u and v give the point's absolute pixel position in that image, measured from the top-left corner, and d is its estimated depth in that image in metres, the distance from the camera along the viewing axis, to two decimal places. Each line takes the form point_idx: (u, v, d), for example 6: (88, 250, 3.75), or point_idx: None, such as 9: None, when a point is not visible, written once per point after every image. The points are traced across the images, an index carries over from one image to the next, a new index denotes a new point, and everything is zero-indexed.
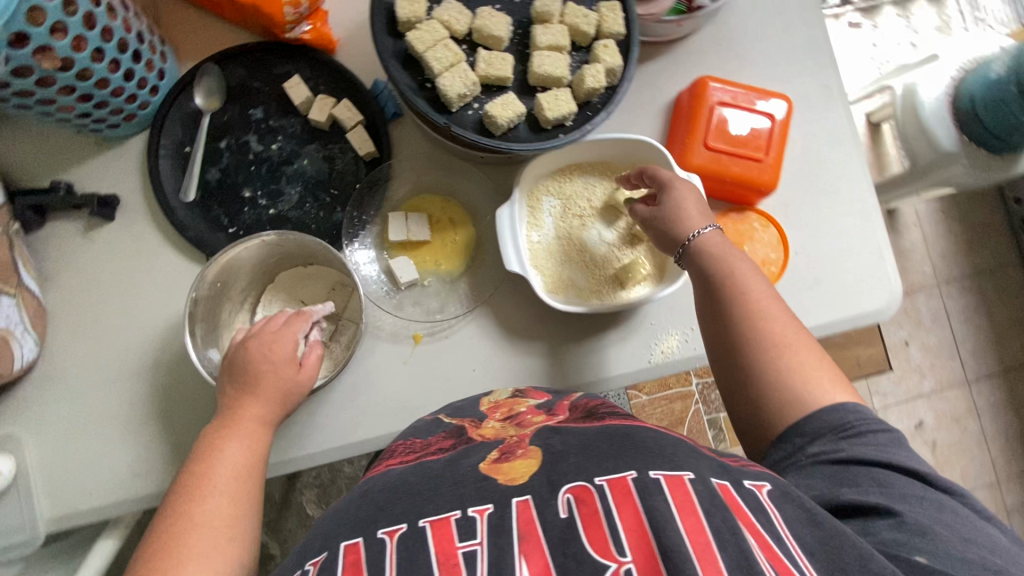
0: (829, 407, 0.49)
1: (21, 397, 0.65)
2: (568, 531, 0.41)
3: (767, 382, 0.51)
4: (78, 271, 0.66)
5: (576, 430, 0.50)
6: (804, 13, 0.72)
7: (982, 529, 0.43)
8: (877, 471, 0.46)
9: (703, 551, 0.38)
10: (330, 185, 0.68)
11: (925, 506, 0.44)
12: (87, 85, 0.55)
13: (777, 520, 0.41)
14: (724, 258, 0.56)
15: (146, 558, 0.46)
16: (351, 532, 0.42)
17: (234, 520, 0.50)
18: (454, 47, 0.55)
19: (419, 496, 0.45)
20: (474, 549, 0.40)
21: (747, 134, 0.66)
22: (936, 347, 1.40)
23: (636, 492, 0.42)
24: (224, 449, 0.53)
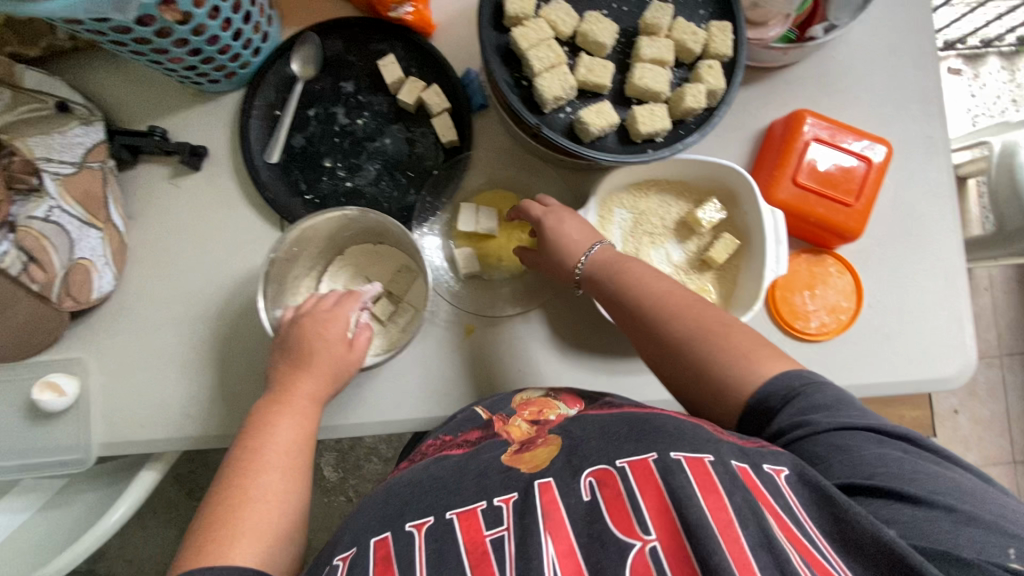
0: (782, 381, 0.49)
1: (93, 325, 0.68)
2: (592, 514, 0.44)
3: (702, 365, 0.52)
4: (162, 214, 0.69)
5: (591, 419, 0.53)
6: (918, 56, 0.69)
7: (942, 473, 0.43)
8: (835, 436, 0.45)
9: (726, 529, 0.40)
10: (408, 167, 0.69)
11: (888, 464, 0.43)
12: (200, 40, 0.57)
13: (794, 505, 0.42)
14: (617, 264, 0.58)
15: (207, 529, 0.48)
16: (380, 529, 0.46)
17: (285, 494, 0.51)
18: (558, 48, 0.54)
19: (445, 488, 0.49)
20: (501, 535, 0.44)
21: (838, 176, 0.64)
22: (986, 421, 1.33)
23: (657, 471, 0.44)
24: (275, 426, 0.54)
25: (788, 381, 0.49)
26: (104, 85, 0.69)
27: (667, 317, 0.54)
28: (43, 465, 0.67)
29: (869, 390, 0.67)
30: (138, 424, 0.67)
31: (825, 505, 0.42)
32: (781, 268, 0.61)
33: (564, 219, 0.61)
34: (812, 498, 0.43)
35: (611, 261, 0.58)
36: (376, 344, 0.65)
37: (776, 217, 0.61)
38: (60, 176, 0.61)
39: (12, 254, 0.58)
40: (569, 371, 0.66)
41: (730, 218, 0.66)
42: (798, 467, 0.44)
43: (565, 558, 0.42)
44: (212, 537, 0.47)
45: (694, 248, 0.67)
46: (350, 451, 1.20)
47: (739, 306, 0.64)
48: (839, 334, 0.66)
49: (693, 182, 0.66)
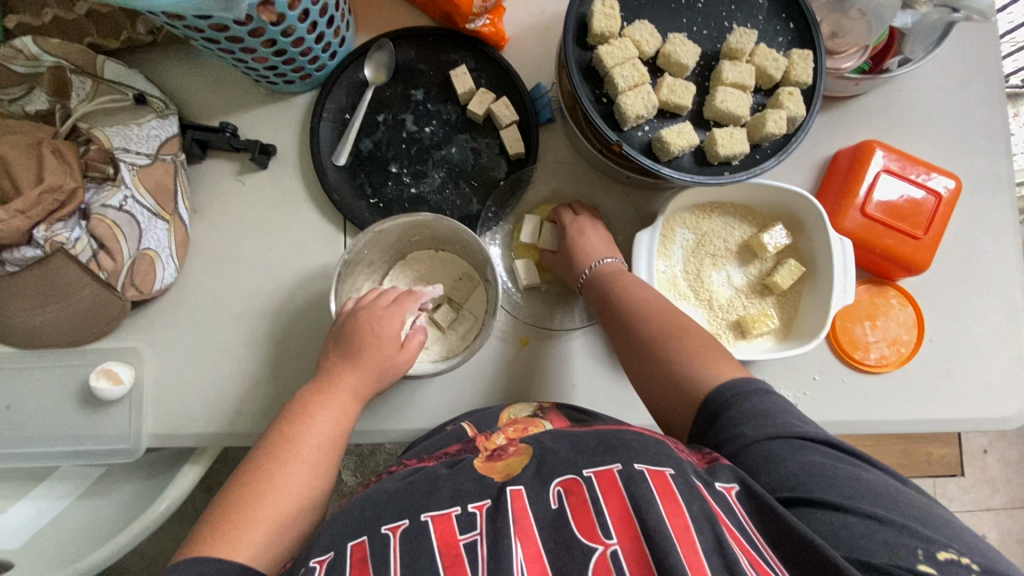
0: (730, 379, 0.48)
1: (150, 315, 0.69)
2: (559, 520, 0.42)
3: (664, 365, 0.52)
4: (225, 208, 0.70)
5: (567, 431, 0.49)
6: (987, 93, 0.69)
7: (859, 477, 0.42)
8: (765, 447, 0.44)
9: (682, 535, 0.38)
10: (473, 176, 0.69)
11: (812, 472, 0.42)
12: (287, 41, 0.58)
13: (744, 521, 0.41)
14: (615, 275, 0.59)
15: (223, 510, 0.47)
16: (357, 531, 0.42)
17: (310, 489, 0.50)
18: (642, 67, 0.54)
19: (419, 491, 0.45)
20: (474, 540, 0.41)
21: (907, 208, 0.64)
22: (1017, 463, 1.26)
23: (621, 481, 0.42)
24: (313, 417, 0.53)
25: (725, 388, 0.48)
26: (178, 80, 0.71)
27: (635, 316, 0.55)
28: (94, 452, 0.67)
29: (925, 425, 0.66)
30: (187, 417, 0.67)
31: (770, 518, 0.40)
32: (848, 297, 0.61)
33: (586, 233, 0.64)
34: (757, 512, 0.41)
35: (619, 274, 0.60)
36: (435, 351, 0.65)
37: (845, 247, 0.61)
38: (136, 167, 0.62)
39: (83, 241, 0.59)
40: (624, 388, 0.66)
41: (793, 244, 0.66)
42: (746, 482, 0.42)
43: (532, 562, 0.40)
44: (228, 520, 0.46)
45: (756, 272, 0.67)
46: (369, 457, 1.12)
47: (802, 333, 0.64)
48: (898, 367, 0.66)
49: (757, 207, 0.67)
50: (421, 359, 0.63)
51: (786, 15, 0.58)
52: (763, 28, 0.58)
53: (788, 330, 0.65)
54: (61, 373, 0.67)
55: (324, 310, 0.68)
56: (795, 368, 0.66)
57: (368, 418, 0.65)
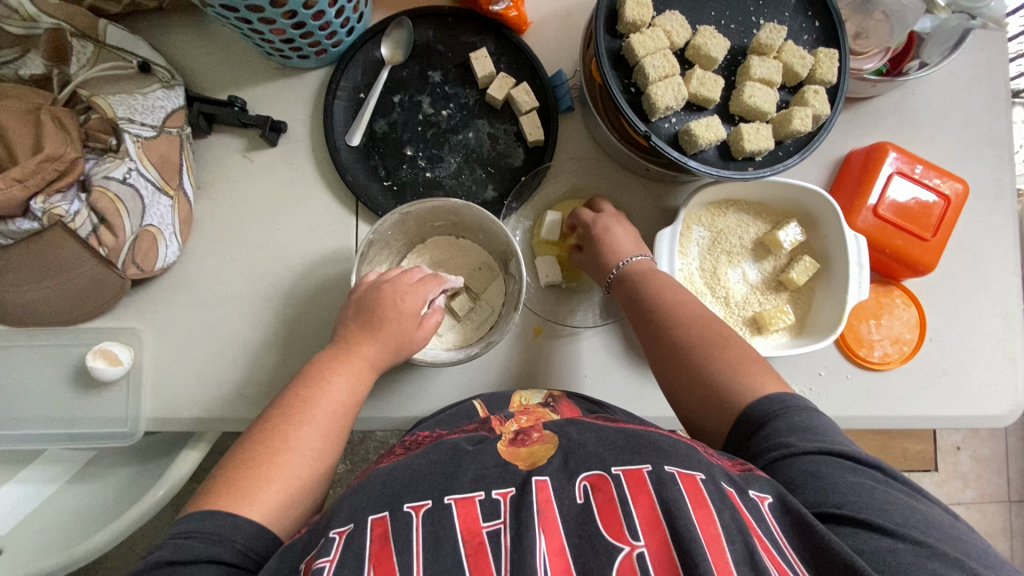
0: (769, 395, 0.49)
1: (149, 293, 0.66)
2: (584, 516, 0.42)
3: (702, 373, 0.52)
4: (231, 185, 0.67)
5: (592, 425, 0.50)
6: (995, 99, 0.70)
7: (911, 505, 0.42)
8: (810, 462, 0.44)
9: (713, 544, 0.39)
10: (489, 162, 0.68)
11: (861, 493, 0.42)
12: (307, 14, 0.56)
13: (775, 531, 0.41)
14: (647, 275, 0.59)
15: (231, 472, 0.44)
16: (378, 507, 0.42)
17: (323, 455, 0.47)
18: (672, 59, 0.54)
19: (444, 472, 0.45)
20: (498, 529, 0.41)
21: (917, 210, 0.66)
22: (986, 459, 1.31)
23: (651, 483, 0.42)
24: (330, 383, 0.49)
25: (770, 400, 0.49)
26: (185, 50, 0.68)
27: (681, 325, 0.55)
28: (90, 435, 0.64)
29: (920, 422, 0.68)
30: (188, 401, 0.64)
31: (803, 532, 0.40)
32: (864, 292, 0.62)
33: (613, 229, 0.62)
34: (790, 525, 0.41)
35: (647, 273, 0.59)
36: (449, 338, 0.64)
37: (859, 243, 0.62)
38: (141, 138, 0.59)
39: (83, 214, 0.56)
40: (636, 380, 0.66)
41: (807, 241, 0.67)
42: (781, 496, 0.42)
43: (555, 556, 0.40)
44: (243, 476, 0.44)
45: (770, 269, 0.67)
46: (359, 444, 1.06)
47: (815, 328, 0.65)
48: (901, 365, 0.67)
49: (773, 204, 0.67)
50: (435, 346, 0.62)
51: (812, 13, 0.58)
52: (790, 25, 0.58)
53: (801, 325, 0.67)
54: (55, 352, 0.64)
55: (333, 294, 0.66)
56: (802, 364, 0.67)
57: (379, 405, 0.63)
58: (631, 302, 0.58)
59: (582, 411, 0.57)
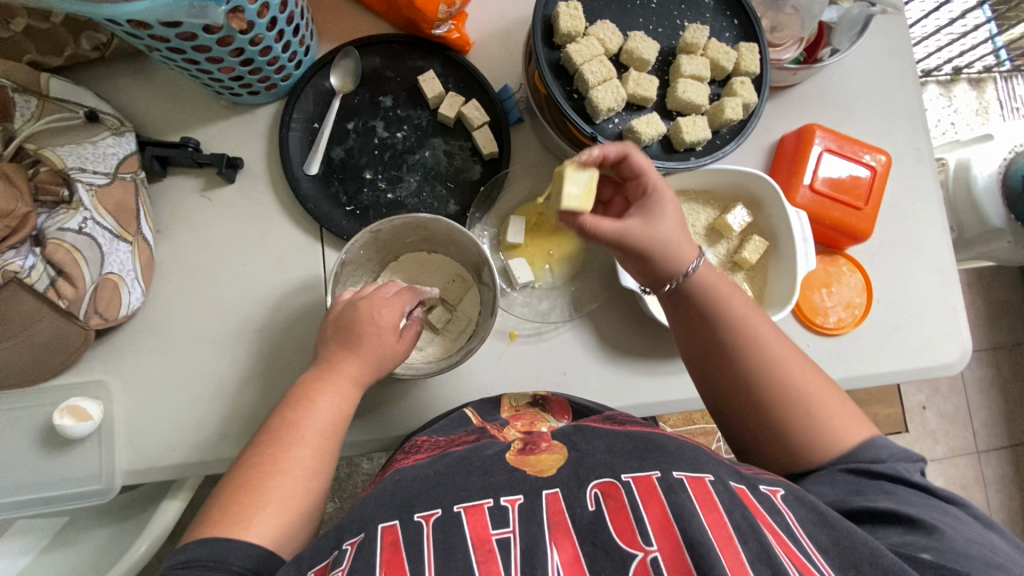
0: (864, 446, 0.50)
1: (115, 342, 0.65)
2: (597, 524, 0.42)
3: (792, 429, 0.51)
4: (192, 226, 0.67)
5: (599, 433, 0.51)
6: (903, 77, 0.77)
7: (983, 534, 0.44)
8: (887, 482, 0.47)
9: (727, 546, 0.39)
10: (448, 177, 0.70)
11: (931, 510, 0.45)
12: (255, 50, 0.58)
13: (791, 522, 0.42)
14: (723, 296, 0.54)
15: (223, 501, 0.43)
16: (387, 515, 0.42)
17: (314, 474, 0.47)
18: (608, 63, 0.58)
19: (453, 484, 0.45)
20: (507, 537, 0.41)
21: (849, 183, 0.71)
22: (951, 415, 1.38)
23: (661, 489, 0.43)
24: (316, 402, 0.49)
25: (865, 449, 0.50)
26: (133, 99, 0.68)
27: (773, 377, 0.51)
28: (65, 497, 0.62)
29: (881, 378, 0.72)
30: (166, 447, 0.63)
31: (823, 527, 0.42)
32: (811, 262, 0.66)
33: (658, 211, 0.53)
34: (808, 519, 0.42)
35: (719, 289, 0.54)
36: (430, 352, 0.65)
37: (801, 218, 0.67)
38: (94, 187, 0.59)
39: (38, 269, 0.55)
40: (614, 372, 0.68)
41: (755, 221, 0.71)
42: (794, 492, 0.44)
43: (569, 566, 0.40)
44: (237, 500, 0.43)
45: (725, 251, 0.71)
46: (347, 478, 1.04)
47: (773, 303, 0.69)
48: (855, 327, 0.71)
49: (719, 191, 0.71)
50: (415, 360, 0.63)
51: (730, 13, 0.63)
52: (711, 25, 0.63)
53: (761, 301, 0.70)
54: (19, 416, 0.62)
55: (308, 323, 0.66)
56: None
57: (365, 427, 0.64)
58: (703, 325, 0.54)
59: (570, 413, 0.60)
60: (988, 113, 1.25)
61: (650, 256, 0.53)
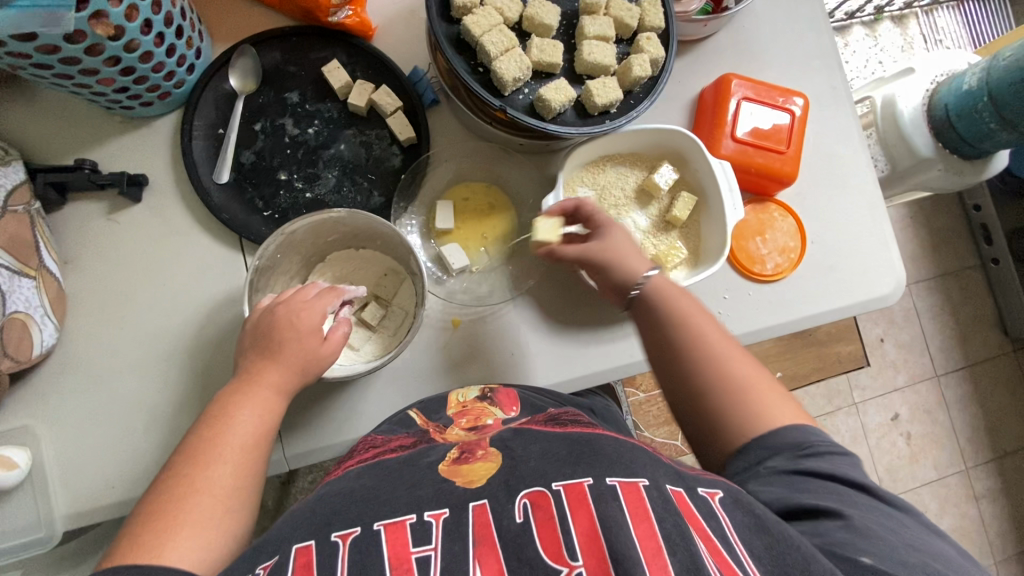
0: (787, 428, 0.50)
1: (34, 384, 0.61)
2: (523, 536, 0.41)
3: (717, 409, 0.52)
4: (102, 252, 0.64)
5: (538, 436, 0.51)
6: (814, 18, 0.77)
7: (931, 543, 0.43)
8: (835, 484, 0.46)
9: (654, 558, 0.40)
10: (368, 169, 0.68)
11: (875, 516, 0.44)
12: (133, 57, 0.54)
13: (726, 527, 0.43)
14: (671, 294, 0.57)
15: (134, 529, 0.41)
16: (302, 535, 0.41)
17: (236, 491, 0.45)
18: (509, 32, 0.56)
19: (375, 496, 0.44)
20: (428, 555, 0.40)
21: (770, 129, 0.71)
22: (909, 344, 1.43)
23: (591, 497, 0.43)
24: (234, 417, 0.47)
25: (798, 438, 0.49)
26: (17, 123, 0.64)
27: (699, 358, 0.54)
28: (4, 550, 0.59)
29: (822, 318, 0.73)
30: (104, 486, 0.60)
31: (757, 531, 0.42)
32: (739, 212, 0.66)
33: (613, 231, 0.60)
34: (744, 522, 0.43)
35: (668, 292, 0.57)
36: (368, 350, 0.63)
37: (725, 168, 0.67)
38: None
39: None
40: (561, 346, 0.67)
41: (683, 178, 0.71)
42: (732, 493, 0.45)
43: None
44: (148, 527, 0.41)
45: (657, 211, 0.71)
46: None
47: (708, 257, 0.69)
48: (792, 271, 0.72)
49: (644, 151, 0.71)
50: (353, 361, 0.61)
51: None
52: None
53: (697, 257, 0.70)
54: None
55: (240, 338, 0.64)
56: (708, 291, 0.70)
57: (313, 435, 0.62)
58: (655, 321, 0.57)
59: (519, 397, 0.60)
60: (913, 48, 1.27)
61: (605, 269, 0.59)
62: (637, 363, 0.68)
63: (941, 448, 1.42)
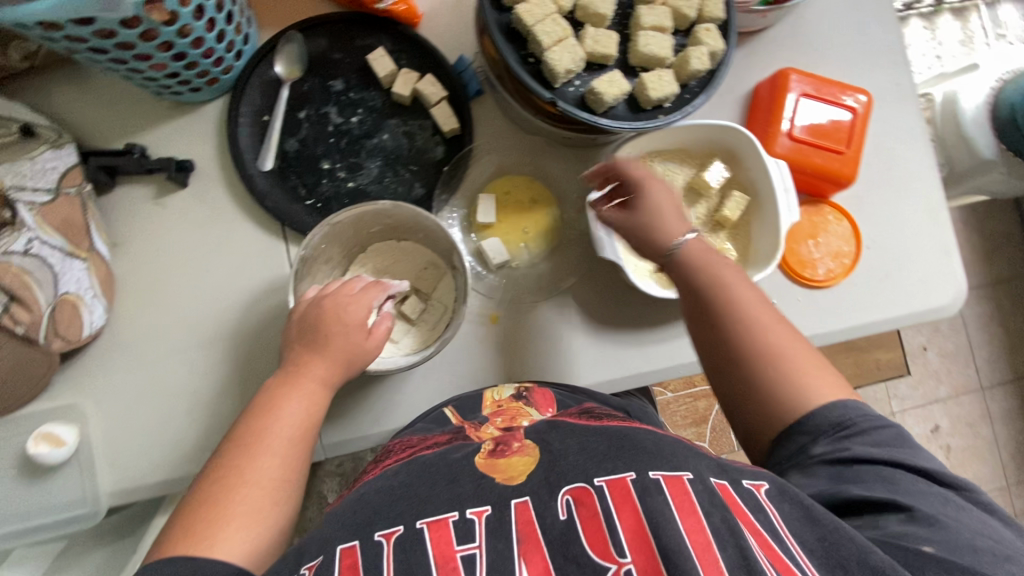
0: (828, 406, 0.49)
1: (83, 364, 0.62)
2: (568, 534, 0.41)
3: (757, 383, 0.51)
4: (150, 236, 0.64)
5: (576, 429, 0.50)
6: (880, 10, 0.73)
7: (981, 521, 0.44)
8: (883, 469, 0.47)
9: (704, 553, 0.39)
10: (410, 160, 0.67)
11: (930, 501, 0.44)
12: (185, 43, 0.54)
13: (774, 519, 0.42)
14: (710, 266, 0.55)
15: (188, 516, 0.42)
16: (346, 536, 0.41)
17: (282, 483, 0.45)
18: (563, 22, 0.54)
19: (416, 496, 0.45)
20: (473, 552, 0.41)
21: (829, 127, 0.68)
22: (953, 354, 1.37)
23: (635, 492, 0.42)
24: (281, 409, 0.47)
25: (844, 412, 0.49)
26: (69, 106, 0.65)
27: (755, 336, 0.52)
28: (52, 524, 0.61)
29: (875, 327, 0.70)
30: (149, 466, 0.61)
31: (809, 524, 0.42)
32: (795, 214, 0.64)
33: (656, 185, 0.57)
34: (793, 515, 0.42)
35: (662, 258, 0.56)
36: (406, 344, 0.63)
37: (781, 168, 0.64)
38: (37, 206, 0.54)
39: None
40: (600, 346, 0.66)
41: (734, 177, 0.68)
42: (778, 485, 0.44)
43: None
44: (202, 517, 0.42)
45: (705, 210, 0.68)
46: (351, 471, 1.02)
47: (758, 260, 0.66)
48: (845, 277, 0.69)
49: (694, 148, 0.68)
50: (392, 354, 0.61)
51: None
52: None
53: (746, 259, 0.68)
54: None
55: (281, 325, 0.64)
56: None
57: (349, 426, 0.62)
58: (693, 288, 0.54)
59: (556, 399, 0.58)
60: (974, 42, 1.20)
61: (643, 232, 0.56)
62: (678, 366, 0.66)
63: (983, 463, 1.36)
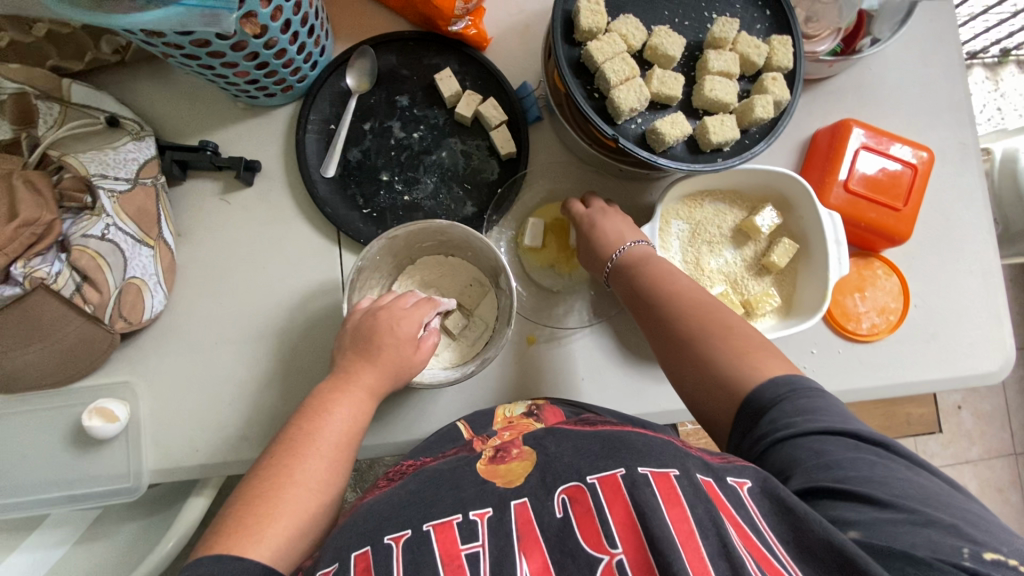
0: (772, 382, 0.47)
1: (139, 344, 0.66)
2: (564, 530, 0.43)
3: (716, 362, 0.51)
4: (212, 229, 0.68)
5: (570, 434, 0.50)
6: (949, 67, 0.72)
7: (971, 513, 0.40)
8: (875, 463, 0.42)
9: (688, 541, 0.39)
10: (465, 178, 0.68)
11: (924, 497, 0.40)
12: (269, 53, 0.57)
13: (754, 516, 0.41)
14: (648, 268, 0.58)
15: (237, 510, 0.44)
16: (358, 543, 0.42)
17: (327, 486, 0.47)
18: (631, 61, 0.55)
19: (422, 500, 0.46)
20: (476, 551, 0.42)
21: (888, 182, 0.67)
22: (989, 415, 1.33)
23: (625, 486, 0.43)
24: (330, 414, 0.49)
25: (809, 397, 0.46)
26: (152, 101, 0.68)
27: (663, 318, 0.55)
28: (96, 494, 0.64)
29: (915, 387, 0.69)
30: (190, 447, 0.64)
31: (785, 517, 0.40)
32: (843, 267, 0.63)
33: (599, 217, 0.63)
34: (771, 510, 0.41)
35: (645, 258, 0.59)
36: (446, 357, 0.64)
37: (834, 220, 0.63)
38: (116, 193, 0.59)
39: (64, 274, 0.55)
40: (633, 377, 0.66)
41: (784, 223, 0.68)
42: (761, 480, 0.42)
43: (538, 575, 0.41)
44: (251, 513, 0.43)
45: (752, 253, 0.68)
46: (369, 469, 1.04)
47: (802, 309, 0.66)
48: (890, 334, 0.68)
49: (746, 191, 0.68)
50: (433, 366, 0.62)
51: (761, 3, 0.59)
52: (741, 16, 0.59)
53: (789, 306, 0.68)
54: (50, 416, 0.64)
55: (326, 326, 0.67)
56: (794, 344, 0.68)
57: (382, 431, 0.64)
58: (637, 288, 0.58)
59: (565, 416, 0.57)
60: None
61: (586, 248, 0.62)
62: None
63: None
